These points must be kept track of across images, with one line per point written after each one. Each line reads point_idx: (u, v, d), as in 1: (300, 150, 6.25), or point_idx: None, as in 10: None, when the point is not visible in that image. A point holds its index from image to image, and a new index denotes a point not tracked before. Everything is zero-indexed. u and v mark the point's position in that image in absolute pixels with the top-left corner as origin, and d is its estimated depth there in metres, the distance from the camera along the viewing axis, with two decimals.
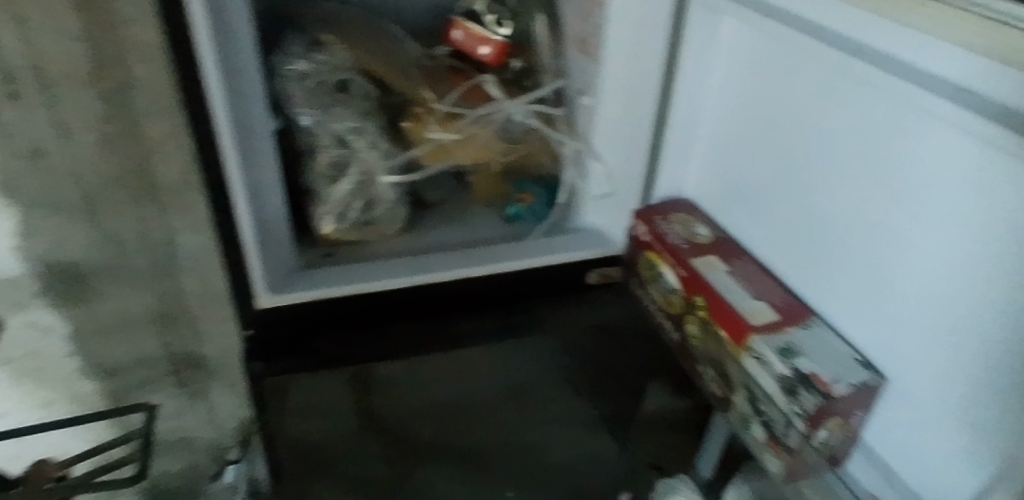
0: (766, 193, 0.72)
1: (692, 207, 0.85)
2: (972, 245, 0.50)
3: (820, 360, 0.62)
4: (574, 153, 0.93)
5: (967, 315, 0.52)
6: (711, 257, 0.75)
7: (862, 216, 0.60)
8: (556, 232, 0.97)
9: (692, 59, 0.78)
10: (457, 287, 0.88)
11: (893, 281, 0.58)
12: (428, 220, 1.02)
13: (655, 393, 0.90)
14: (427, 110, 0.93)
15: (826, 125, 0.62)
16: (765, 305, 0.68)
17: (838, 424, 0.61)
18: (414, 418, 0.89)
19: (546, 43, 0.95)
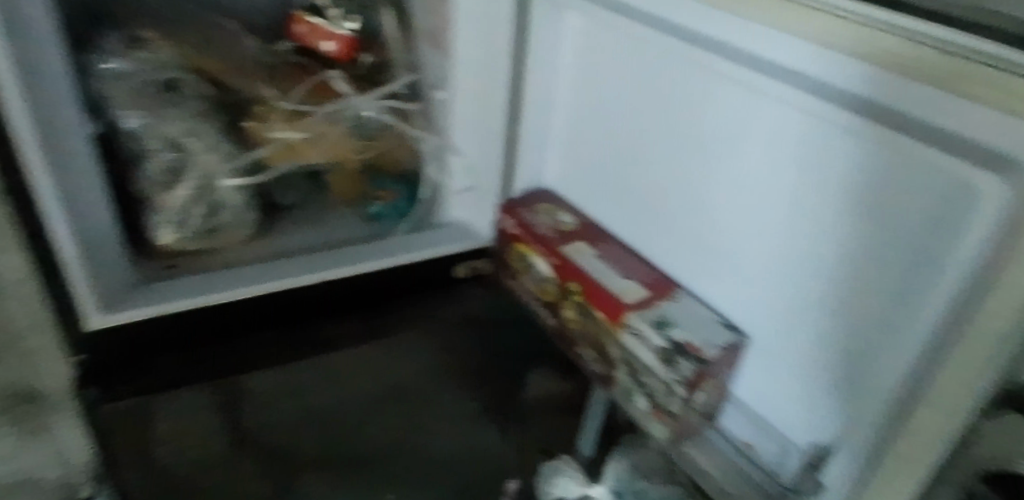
0: (622, 178, 0.75)
1: (553, 197, 0.87)
2: (815, 210, 0.55)
3: (692, 330, 0.65)
4: (435, 149, 0.92)
5: (815, 275, 0.57)
6: (579, 243, 0.77)
7: (714, 194, 0.64)
8: (421, 228, 0.96)
9: (541, 53, 0.79)
10: (320, 291, 0.86)
11: (747, 252, 0.62)
12: (284, 223, 0.97)
13: (538, 378, 0.89)
14: (268, 108, 0.87)
15: (673, 111, 0.65)
16: (634, 284, 0.71)
17: (710, 385, 0.65)
18: (286, 423, 0.80)
19: (396, 37, 0.93)
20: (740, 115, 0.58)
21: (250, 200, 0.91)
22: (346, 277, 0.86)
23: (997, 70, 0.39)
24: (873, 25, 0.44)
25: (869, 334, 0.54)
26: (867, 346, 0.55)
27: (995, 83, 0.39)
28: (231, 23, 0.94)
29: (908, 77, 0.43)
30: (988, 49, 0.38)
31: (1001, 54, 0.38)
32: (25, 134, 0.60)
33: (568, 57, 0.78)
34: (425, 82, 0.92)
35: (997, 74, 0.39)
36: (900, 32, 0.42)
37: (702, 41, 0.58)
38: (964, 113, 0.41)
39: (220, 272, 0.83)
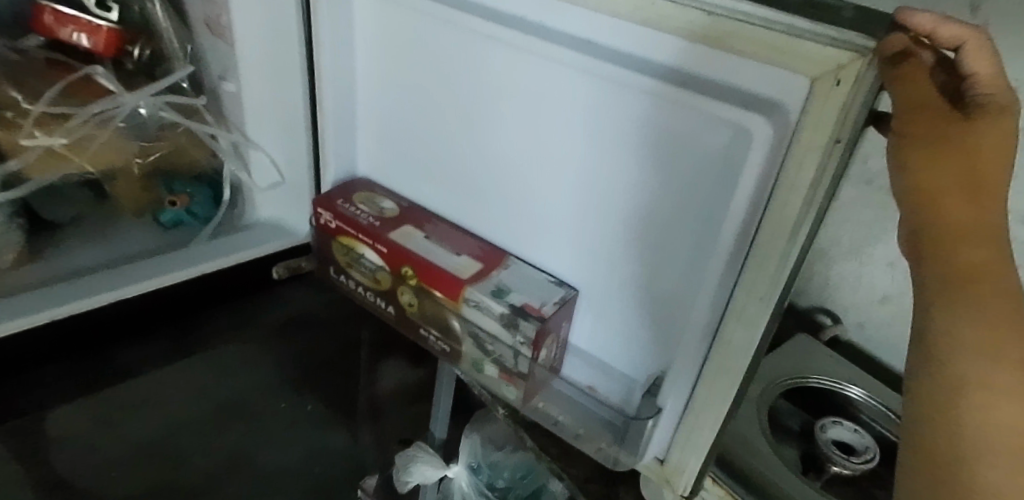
0: (439, 157, 0.74)
1: (368, 184, 0.84)
2: (625, 168, 0.58)
3: (528, 291, 0.68)
4: (231, 145, 0.86)
5: (633, 230, 0.60)
6: (406, 226, 0.76)
7: (531, 164, 0.65)
8: (226, 231, 0.89)
9: (332, 41, 0.74)
10: (116, 311, 0.76)
11: (569, 214, 0.65)
12: (59, 243, 0.84)
13: (388, 370, 0.84)
14: (17, 114, 0.76)
15: (480, 86, 0.65)
16: (464, 259, 0.72)
17: (551, 340, 0.68)
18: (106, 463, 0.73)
19: (169, 27, 0.83)
20: (544, 86, 0.60)
21: (9, 220, 0.79)
22: (140, 295, 0.77)
23: (752, 25, 0.43)
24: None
25: (684, 275, 0.59)
26: (683, 285, 0.59)
27: (751, 37, 0.44)
28: None
29: (687, 37, 0.47)
30: (745, 8, 0.43)
31: (756, 12, 0.43)
32: None
33: (358, 37, 0.75)
34: (209, 73, 0.84)
35: (751, 29, 0.43)
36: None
37: (498, 16, 0.59)
38: (733, 65, 0.46)
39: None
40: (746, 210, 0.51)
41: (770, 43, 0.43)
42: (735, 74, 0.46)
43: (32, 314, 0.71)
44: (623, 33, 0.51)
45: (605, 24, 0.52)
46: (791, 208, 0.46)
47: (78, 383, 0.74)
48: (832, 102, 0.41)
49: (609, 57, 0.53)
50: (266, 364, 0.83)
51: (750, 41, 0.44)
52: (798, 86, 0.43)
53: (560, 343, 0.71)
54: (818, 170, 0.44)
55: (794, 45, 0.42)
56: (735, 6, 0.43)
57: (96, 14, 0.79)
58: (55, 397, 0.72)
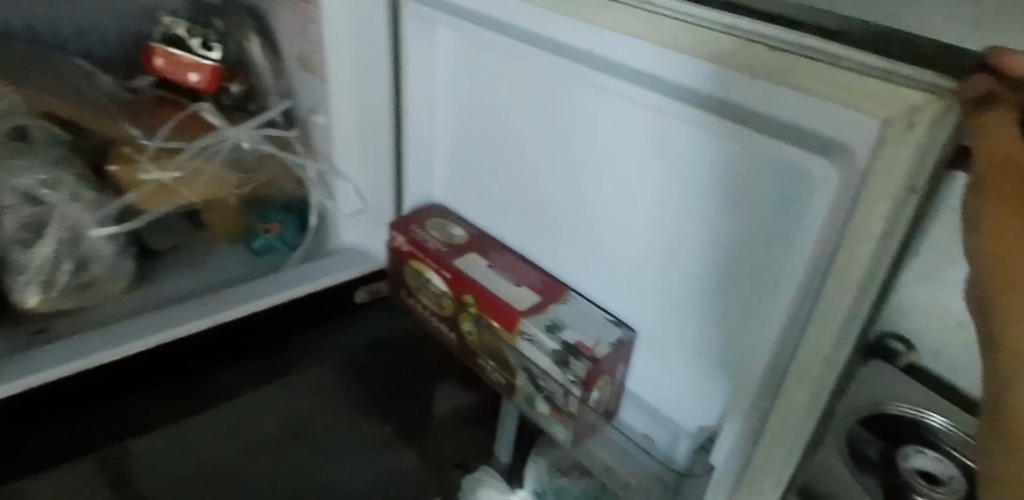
0: (507, 187, 0.76)
1: (444, 211, 0.86)
2: (684, 202, 0.58)
3: (580, 328, 0.68)
4: (319, 176, 0.91)
5: (693, 265, 0.60)
6: (472, 254, 0.78)
7: (594, 197, 0.66)
8: (312, 256, 0.95)
9: (416, 68, 0.78)
10: (206, 336, 0.82)
11: (630, 248, 0.65)
12: (163, 270, 0.92)
13: (443, 395, 0.91)
14: (135, 149, 0.82)
15: (549, 120, 0.66)
16: (525, 289, 0.73)
17: (607, 380, 0.68)
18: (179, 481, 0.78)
19: (264, 64, 0.90)
20: (607, 122, 0.61)
21: (123, 250, 0.85)
22: (232, 321, 0.83)
23: (822, 63, 0.43)
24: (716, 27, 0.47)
25: (738, 312, 0.58)
26: (738, 323, 0.58)
27: (818, 75, 0.43)
28: (81, 63, 0.87)
29: (745, 70, 0.46)
30: (808, 42, 0.42)
31: (815, 45, 0.42)
32: None
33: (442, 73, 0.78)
34: (301, 107, 0.91)
35: (819, 66, 0.43)
36: (740, 35, 0.46)
37: (567, 51, 0.60)
38: (795, 99, 0.44)
39: (104, 329, 0.78)
40: (807, 253, 0.50)
41: (839, 82, 0.42)
42: (794, 111, 0.45)
43: (134, 342, 0.77)
44: (676, 71, 0.51)
45: (660, 58, 0.52)
46: (860, 256, 0.45)
47: (176, 400, 0.81)
48: (905, 145, 0.41)
49: (669, 92, 0.54)
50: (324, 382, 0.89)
51: (815, 80, 0.43)
52: (869, 126, 0.41)
53: (619, 382, 0.71)
54: (888, 219, 0.43)
55: (863, 84, 0.41)
56: (802, 42, 0.43)
57: (199, 53, 0.87)
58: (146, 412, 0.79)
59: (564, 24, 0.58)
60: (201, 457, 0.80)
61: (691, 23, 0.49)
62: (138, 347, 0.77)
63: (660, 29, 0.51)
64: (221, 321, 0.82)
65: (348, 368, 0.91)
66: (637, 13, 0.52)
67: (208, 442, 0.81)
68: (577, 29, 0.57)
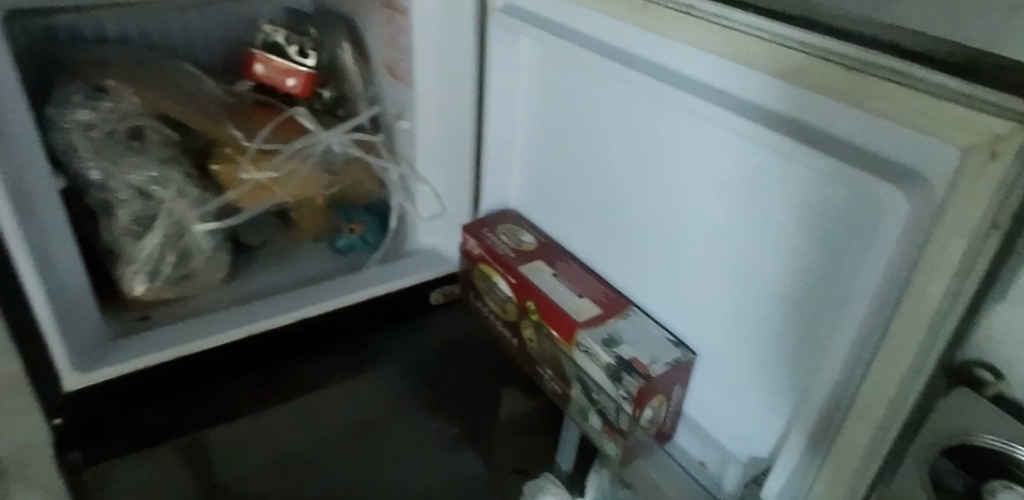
0: (577, 198, 0.78)
1: (517, 217, 0.89)
2: (756, 224, 0.57)
3: (637, 344, 0.68)
4: (400, 179, 0.95)
5: (760, 288, 0.59)
6: (538, 262, 0.80)
7: (664, 213, 0.66)
8: (392, 257, 0.98)
9: (499, 77, 0.80)
10: (289, 330, 0.87)
11: (696, 266, 0.65)
12: (254, 265, 0.98)
13: (510, 397, 0.91)
14: (236, 150, 0.87)
15: (625, 134, 0.67)
16: (588, 301, 0.74)
17: (662, 400, 0.68)
18: (261, 469, 0.83)
19: (354, 71, 0.94)
20: (677, 137, 0.61)
21: (221, 244, 0.90)
22: (309, 318, 0.88)
23: (906, 86, 0.41)
24: (793, 45, 0.46)
25: (802, 338, 0.57)
26: (802, 348, 0.57)
27: (896, 98, 0.41)
28: (189, 69, 0.91)
29: (818, 91, 0.46)
30: (892, 64, 0.41)
31: (899, 65, 0.40)
32: None
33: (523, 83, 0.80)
34: (387, 114, 0.95)
35: (901, 89, 0.41)
36: (818, 53, 0.45)
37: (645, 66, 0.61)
38: (870, 123, 0.44)
39: (199, 319, 0.86)
40: (878, 285, 0.48)
41: (918, 106, 0.40)
42: (865, 132, 0.45)
43: (221, 332, 0.83)
44: (754, 88, 0.52)
45: (739, 74, 0.52)
46: (932, 294, 0.43)
47: (258, 394, 0.83)
48: (988, 179, 0.38)
49: (742, 108, 0.53)
50: (394, 381, 0.88)
51: (894, 104, 0.42)
52: (951, 155, 0.41)
53: (675, 405, 0.70)
54: (965, 256, 0.41)
55: (941, 110, 0.39)
56: (885, 63, 0.41)
57: (296, 60, 0.91)
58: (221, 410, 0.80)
59: (652, 40, 0.59)
60: (275, 449, 0.84)
61: (768, 41, 0.48)
62: (225, 338, 0.83)
63: (738, 44, 0.50)
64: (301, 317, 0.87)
65: (420, 368, 0.90)
66: (713, 28, 0.52)
67: (281, 435, 0.83)
68: (662, 45, 0.58)
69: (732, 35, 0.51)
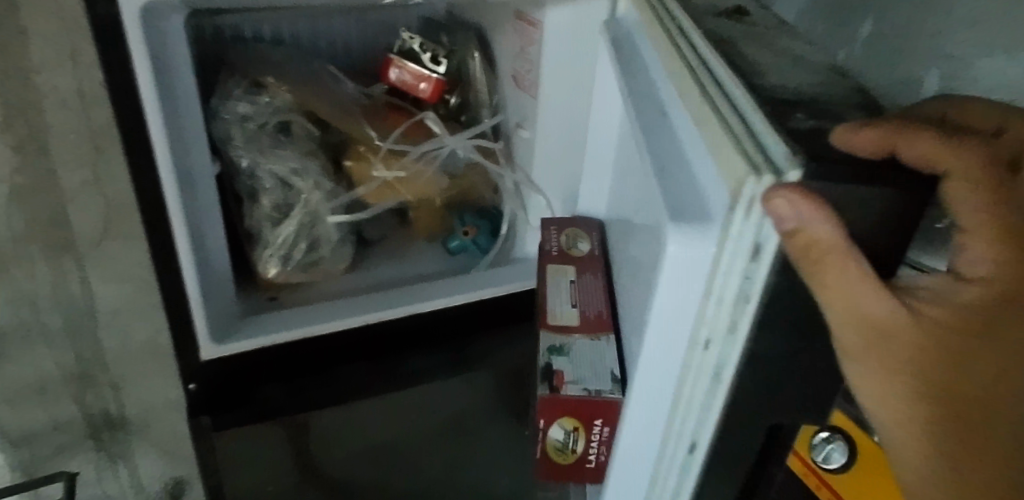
0: (619, 210, 0.76)
1: (590, 223, 0.84)
2: (646, 258, 0.54)
3: (577, 363, 0.67)
4: (514, 186, 0.98)
5: (636, 328, 0.55)
6: (569, 266, 0.78)
7: (631, 230, 0.64)
8: (500, 263, 1.01)
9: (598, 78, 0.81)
10: (384, 325, 0.92)
11: (631, 287, 0.63)
12: (372, 257, 1.03)
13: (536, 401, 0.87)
14: (368, 149, 0.92)
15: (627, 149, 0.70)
16: (577, 313, 0.72)
17: (577, 427, 0.65)
18: (358, 456, 0.89)
19: (481, 78, 0.98)
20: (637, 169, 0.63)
21: (348, 237, 0.96)
22: (412, 314, 0.93)
23: (725, 121, 0.43)
24: (706, 79, 0.48)
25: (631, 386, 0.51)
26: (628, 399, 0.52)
27: (712, 130, 0.44)
28: (330, 69, 0.98)
29: (692, 118, 0.48)
30: (745, 109, 0.43)
31: (746, 108, 0.43)
32: (165, 169, 0.70)
33: (608, 98, 0.80)
34: (509, 122, 0.98)
35: (715, 123, 0.43)
36: (713, 93, 0.46)
37: (639, 75, 0.64)
38: (704, 158, 0.46)
39: (312, 306, 0.91)
40: (662, 341, 0.46)
41: (719, 139, 0.42)
42: (704, 163, 0.46)
43: (324, 321, 0.89)
44: (671, 113, 0.55)
45: (669, 92, 0.55)
46: None
47: (361, 385, 0.91)
48: None
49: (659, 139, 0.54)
50: (484, 386, 0.93)
51: (711, 134, 0.44)
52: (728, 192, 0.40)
53: (599, 442, 0.66)
54: None
55: (727, 156, 0.41)
56: (740, 102, 0.44)
57: (427, 66, 0.94)
58: (317, 400, 0.88)
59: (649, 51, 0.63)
60: (367, 437, 0.89)
61: (700, 73, 0.50)
62: (326, 327, 0.89)
63: (675, 72, 0.53)
64: (386, 317, 0.91)
65: (501, 375, 0.93)
66: (678, 53, 0.54)
67: (376, 424, 0.89)
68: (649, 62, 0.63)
69: (679, 68, 0.52)
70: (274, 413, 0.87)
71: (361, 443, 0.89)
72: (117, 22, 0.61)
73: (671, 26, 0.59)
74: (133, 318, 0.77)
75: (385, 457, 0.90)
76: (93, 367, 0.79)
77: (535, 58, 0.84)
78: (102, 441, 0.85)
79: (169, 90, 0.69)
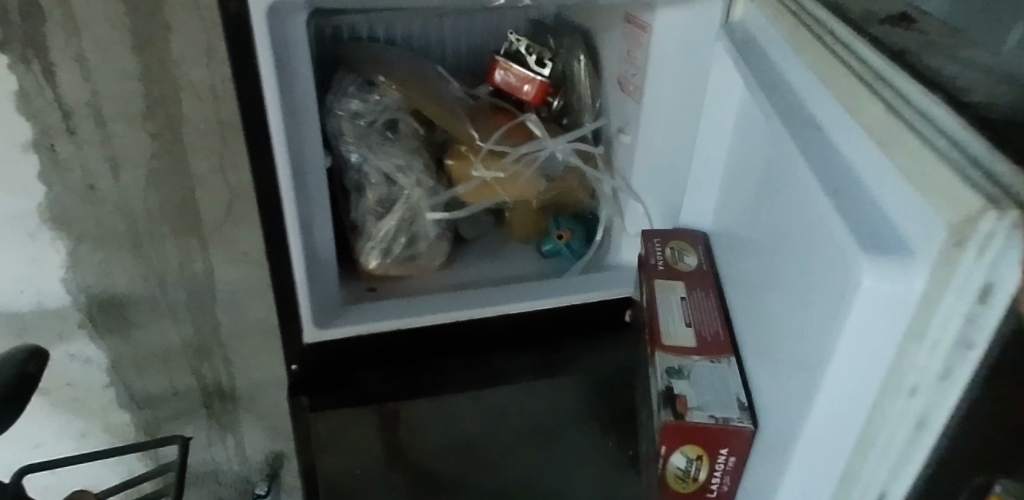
0: (744, 225, 0.70)
1: (696, 238, 0.84)
2: (807, 268, 0.52)
3: (699, 386, 0.67)
4: (612, 192, 0.97)
5: (792, 338, 0.55)
6: (677, 282, 0.78)
7: (768, 235, 0.62)
8: (593, 268, 1.01)
9: (720, 84, 0.77)
10: (485, 323, 0.95)
11: (772, 298, 0.60)
12: (467, 254, 1.06)
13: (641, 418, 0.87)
14: (470, 148, 0.94)
15: (757, 159, 0.67)
16: (692, 333, 0.73)
17: (701, 456, 0.66)
18: (445, 451, 0.90)
19: (586, 82, 0.98)
20: (771, 183, 0.62)
21: (444, 234, 0.98)
22: (505, 315, 0.95)
23: (920, 133, 0.40)
24: (859, 72, 0.47)
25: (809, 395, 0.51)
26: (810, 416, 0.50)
27: (909, 144, 0.40)
28: (439, 69, 1.00)
29: (862, 124, 0.45)
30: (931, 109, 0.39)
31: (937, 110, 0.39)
32: (281, 157, 0.73)
33: (719, 111, 0.78)
34: (611, 127, 0.97)
35: (915, 140, 0.40)
36: (920, 121, 0.40)
37: (771, 79, 0.60)
38: (888, 180, 0.44)
39: (410, 298, 0.95)
40: (857, 364, 0.45)
41: (929, 165, 0.38)
42: (896, 191, 0.43)
43: (425, 315, 0.92)
44: (812, 96, 0.54)
45: (811, 83, 0.54)
46: None
47: (464, 380, 0.91)
48: None
49: (822, 152, 0.51)
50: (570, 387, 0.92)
51: (910, 151, 0.40)
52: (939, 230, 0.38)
53: (722, 472, 0.66)
54: None
55: (951, 187, 0.36)
56: (925, 105, 0.40)
57: (532, 69, 0.95)
58: (408, 392, 0.89)
59: (784, 50, 0.60)
60: (456, 434, 0.89)
61: (872, 79, 0.45)
62: (425, 321, 0.92)
63: (846, 86, 0.48)
64: (483, 316, 0.94)
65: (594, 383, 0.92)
66: (840, 59, 0.49)
67: (467, 422, 0.89)
68: (772, 68, 0.61)
69: (834, 65, 0.50)
70: (385, 398, 0.88)
71: (453, 442, 0.89)
72: (246, 20, 0.65)
73: (804, 13, 0.57)
74: (248, 297, 0.86)
75: (471, 453, 0.90)
76: (211, 340, 0.89)
77: (642, 62, 0.82)
78: (215, 410, 0.96)
79: (288, 87, 0.72)
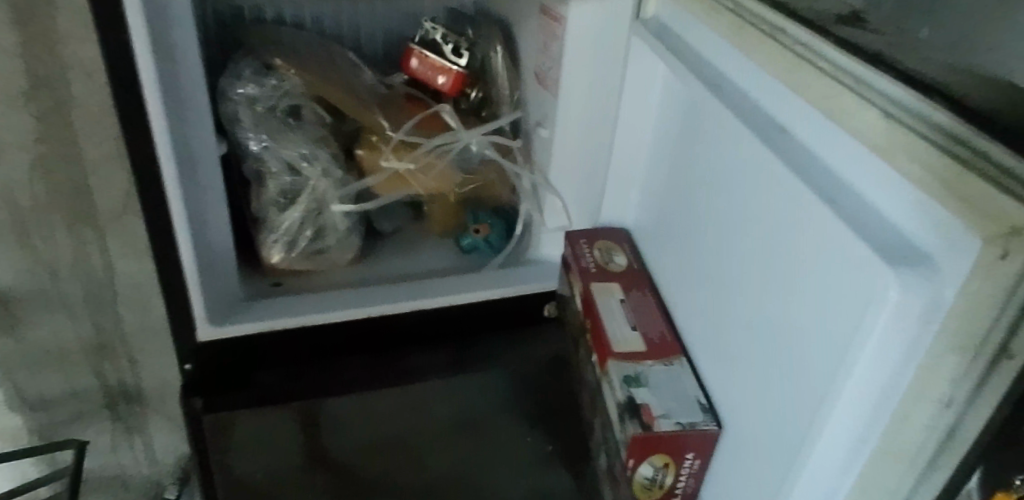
0: (687, 218, 0.71)
1: (624, 239, 0.88)
2: (803, 272, 0.50)
3: (658, 392, 0.68)
4: (531, 187, 0.95)
5: (788, 344, 0.53)
6: (614, 284, 0.81)
7: (736, 232, 0.61)
8: (511, 264, 0.99)
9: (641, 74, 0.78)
10: (402, 321, 0.92)
11: (749, 301, 0.59)
12: (382, 248, 1.02)
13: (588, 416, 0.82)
14: (381, 139, 0.90)
15: (706, 154, 0.66)
16: (640, 337, 0.75)
17: (667, 463, 0.68)
18: (365, 448, 0.86)
19: (504, 74, 0.95)
20: (731, 178, 0.61)
21: (355, 226, 0.95)
22: (419, 311, 0.92)
23: (891, 118, 0.39)
24: (804, 58, 0.46)
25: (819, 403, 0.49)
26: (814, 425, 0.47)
27: (886, 133, 0.39)
28: (351, 55, 0.96)
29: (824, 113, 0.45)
30: (898, 97, 0.39)
31: (906, 99, 0.38)
32: (162, 142, 0.68)
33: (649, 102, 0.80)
34: (529, 119, 0.95)
35: (895, 130, 0.39)
36: (912, 120, 0.38)
37: (710, 76, 0.60)
38: (884, 184, 0.42)
39: (320, 294, 0.91)
40: (875, 391, 0.42)
41: (914, 150, 0.37)
42: (892, 194, 0.41)
43: (334, 312, 0.89)
44: (764, 92, 0.53)
45: (755, 76, 0.54)
46: None
47: (374, 376, 0.85)
48: None
49: (795, 149, 0.50)
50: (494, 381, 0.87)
51: (893, 144, 0.39)
52: (972, 245, 0.35)
53: (688, 476, 0.68)
54: None
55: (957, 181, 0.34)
56: (891, 93, 0.39)
57: (450, 60, 0.92)
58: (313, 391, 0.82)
59: (711, 42, 0.60)
60: (374, 433, 0.85)
61: (819, 64, 0.45)
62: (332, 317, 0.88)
63: (818, 91, 0.45)
64: (399, 311, 0.91)
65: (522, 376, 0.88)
66: (779, 50, 0.48)
67: (389, 421, 0.85)
68: (714, 53, 0.60)
69: (773, 57, 0.49)
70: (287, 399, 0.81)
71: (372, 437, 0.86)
72: None
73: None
74: (151, 292, 0.78)
75: (389, 450, 0.87)
76: (112, 338, 0.81)
77: (557, 55, 0.81)
78: (119, 411, 0.89)
79: (172, 67, 0.68)
